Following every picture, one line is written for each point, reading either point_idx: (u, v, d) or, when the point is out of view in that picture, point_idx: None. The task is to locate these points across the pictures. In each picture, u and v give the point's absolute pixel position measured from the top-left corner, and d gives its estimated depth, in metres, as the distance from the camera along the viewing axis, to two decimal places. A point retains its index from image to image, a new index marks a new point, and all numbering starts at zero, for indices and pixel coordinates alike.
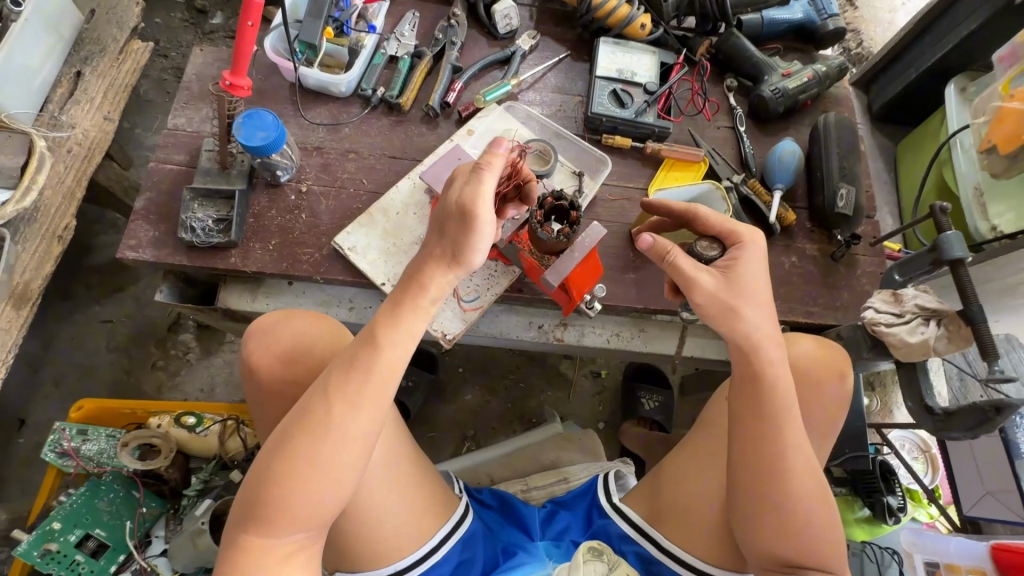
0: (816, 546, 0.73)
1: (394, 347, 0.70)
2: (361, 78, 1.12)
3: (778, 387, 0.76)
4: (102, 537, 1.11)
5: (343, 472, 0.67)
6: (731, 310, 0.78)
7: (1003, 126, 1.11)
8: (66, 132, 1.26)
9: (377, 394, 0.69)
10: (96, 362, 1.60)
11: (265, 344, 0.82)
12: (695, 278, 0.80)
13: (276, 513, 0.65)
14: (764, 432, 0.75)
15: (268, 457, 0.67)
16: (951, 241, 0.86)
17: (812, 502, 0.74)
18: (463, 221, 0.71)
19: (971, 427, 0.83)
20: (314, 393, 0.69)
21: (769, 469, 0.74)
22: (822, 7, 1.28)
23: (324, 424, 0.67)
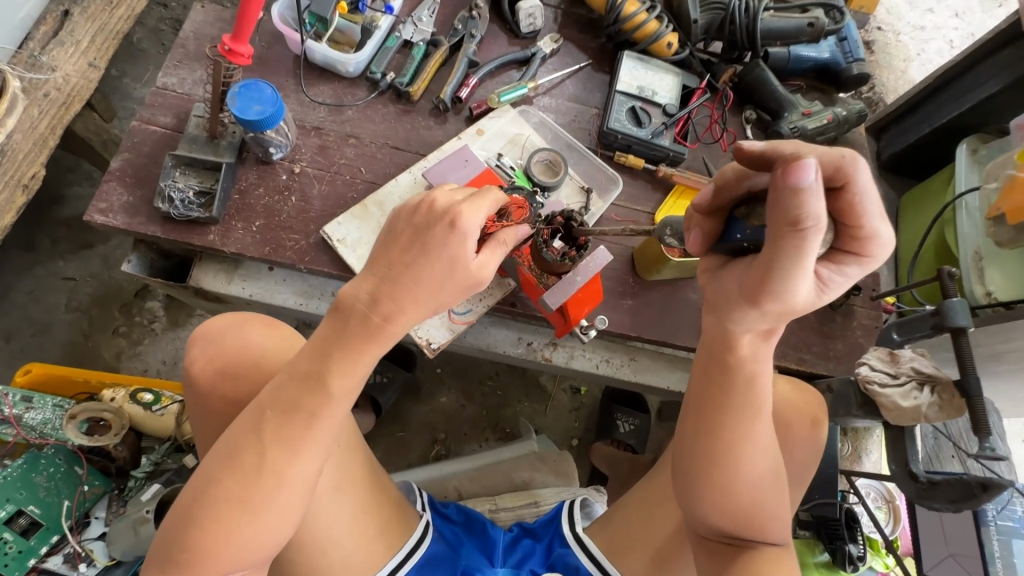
0: (757, 524, 0.70)
1: (342, 386, 0.64)
2: (371, 60, 1.06)
3: (754, 377, 0.68)
4: (36, 515, 1.03)
5: (280, 509, 0.63)
6: (799, 310, 0.60)
7: (1013, 196, 1.08)
8: (46, 75, 1.17)
9: (321, 434, 0.64)
10: (52, 320, 1.51)
11: (209, 356, 0.76)
12: (802, 279, 0.54)
13: (198, 555, 0.61)
14: (712, 404, 0.69)
15: (193, 498, 0.62)
16: (955, 308, 0.85)
17: (764, 486, 0.70)
18: (466, 287, 0.66)
19: (954, 500, 0.81)
20: (243, 429, 0.64)
21: (717, 456, 0.69)
22: (848, 50, 1.26)
23: (257, 462, 0.62)
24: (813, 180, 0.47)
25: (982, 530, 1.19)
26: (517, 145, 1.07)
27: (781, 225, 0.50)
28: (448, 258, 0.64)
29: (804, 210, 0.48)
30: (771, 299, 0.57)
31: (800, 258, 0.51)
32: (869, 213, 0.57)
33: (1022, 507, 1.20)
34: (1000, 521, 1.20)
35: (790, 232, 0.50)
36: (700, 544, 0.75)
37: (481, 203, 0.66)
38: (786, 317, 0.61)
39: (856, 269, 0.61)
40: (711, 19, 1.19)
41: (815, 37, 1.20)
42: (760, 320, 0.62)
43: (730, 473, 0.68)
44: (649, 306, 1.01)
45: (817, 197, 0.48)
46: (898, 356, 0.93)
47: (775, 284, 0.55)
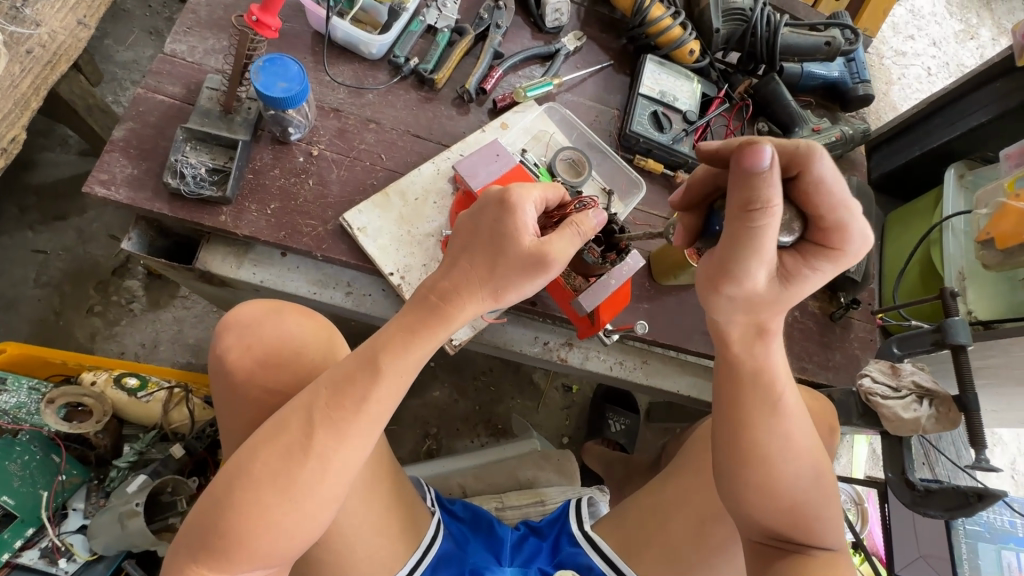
0: (804, 523, 0.70)
1: (394, 367, 0.66)
2: (395, 43, 1.02)
3: (773, 382, 0.71)
4: (9, 506, 0.95)
5: (322, 496, 0.63)
6: (758, 297, 0.65)
7: (1002, 222, 1.13)
8: (30, 30, 1.07)
9: (368, 418, 0.65)
10: (19, 295, 1.40)
11: (245, 343, 0.74)
12: (760, 261, 0.59)
13: (235, 542, 0.60)
14: (739, 409, 0.71)
15: (234, 482, 0.61)
16: (956, 326, 0.89)
17: (805, 489, 0.70)
18: (528, 265, 0.67)
19: (948, 508, 0.85)
20: (292, 408, 0.64)
21: (751, 458, 0.69)
22: (856, 70, 1.29)
23: (303, 444, 0.62)
24: (768, 165, 0.53)
25: (952, 534, 1.26)
26: (541, 142, 1.05)
27: (736, 208, 0.56)
28: (503, 235, 0.68)
29: (756, 194, 0.54)
30: (733, 284, 0.63)
31: (756, 239, 0.57)
32: (831, 205, 0.60)
33: (986, 512, 1.31)
34: (968, 525, 1.29)
35: (744, 213, 0.56)
36: (750, 546, 0.74)
37: (531, 187, 0.71)
38: (757, 307, 0.67)
39: (824, 264, 0.64)
40: (732, 29, 1.20)
41: (829, 56, 1.23)
42: (734, 310, 0.68)
43: (767, 474, 0.69)
44: (665, 311, 1.02)
45: (768, 181, 0.53)
46: (899, 370, 0.97)
47: (734, 267, 0.60)
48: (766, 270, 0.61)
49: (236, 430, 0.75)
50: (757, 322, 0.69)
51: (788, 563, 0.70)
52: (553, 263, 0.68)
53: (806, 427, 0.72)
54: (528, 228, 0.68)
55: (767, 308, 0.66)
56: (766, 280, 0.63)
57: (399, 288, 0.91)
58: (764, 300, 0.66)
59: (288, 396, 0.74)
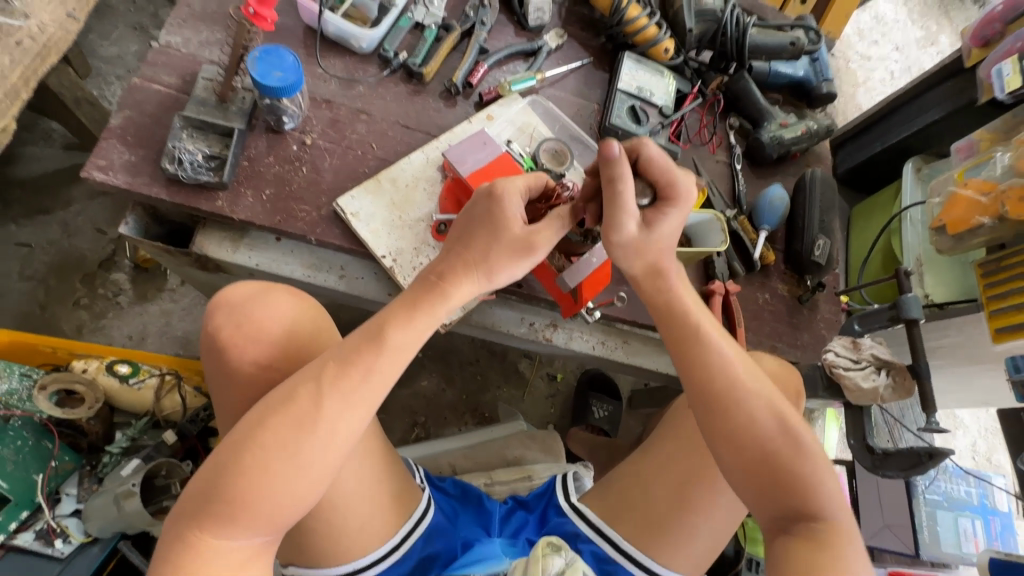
0: (791, 480, 0.72)
1: (397, 341, 0.70)
2: (384, 38, 1.06)
3: (706, 334, 0.77)
4: (3, 490, 0.97)
5: (325, 461, 0.66)
6: (638, 248, 0.77)
7: (953, 209, 1.21)
8: (20, 22, 1.09)
9: (371, 388, 0.69)
10: (3, 289, 1.39)
11: (233, 323, 0.78)
12: (627, 217, 0.75)
13: (239, 506, 0.63)
14: (709, 367, 0.75)
15: (243, 450, 0.64)
16: (910, 302, 0.97)
17: (780, 440, 0.73)
18: (517, 249, 0.74)
19: (904, 468, 0.92)
20: (300, 379, 0.68)
21: (709, 410, 0.75)
22: (820, 69, 1.38)
23: (309, 412, 0.66)
24: (618, 153, 0.71)
25: (913, 502, 1.35)
26: (526, 133, 1.10)
27: (605, 181, 0.74)
28: (493, 223, 0.74)
29: (616, 170, 0.72)
30: (613, 241, 0.77)
31: (619, 202, 0.74)
32: (665, 168, 0.77)
33: (945, 483, 1.39)
34: (928, 494, 1.37)
35: (611, 183, 0.73)
36: (765, 523, 0.74)
37: (515, 179, 0.77)
38: (641, 255, 0.78)
39: (677, 210, 0.78)
40: (704, 29, 1.27)
41: (794, 55, 1.31)
42: (627, 259, 0.79)
43: (729, 425, 0.74)
44: None
45: (619, 158, 0.71)
46: (859, 344, 1.04)
47: (613, 221, 0.75)
48: (637, 221, 0.76)
49: (227, 412, 0.78)
50: (648, 264, 0.79)
51: (789, 539, 0.70)
52: (538, 248, 0.75)
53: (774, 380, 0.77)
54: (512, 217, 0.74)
55: (648, 251, 0.78)
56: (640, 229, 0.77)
57: (392, 270, 0.94)
58: (644, 250, 0.78)
59: (279, 369, 0.77)
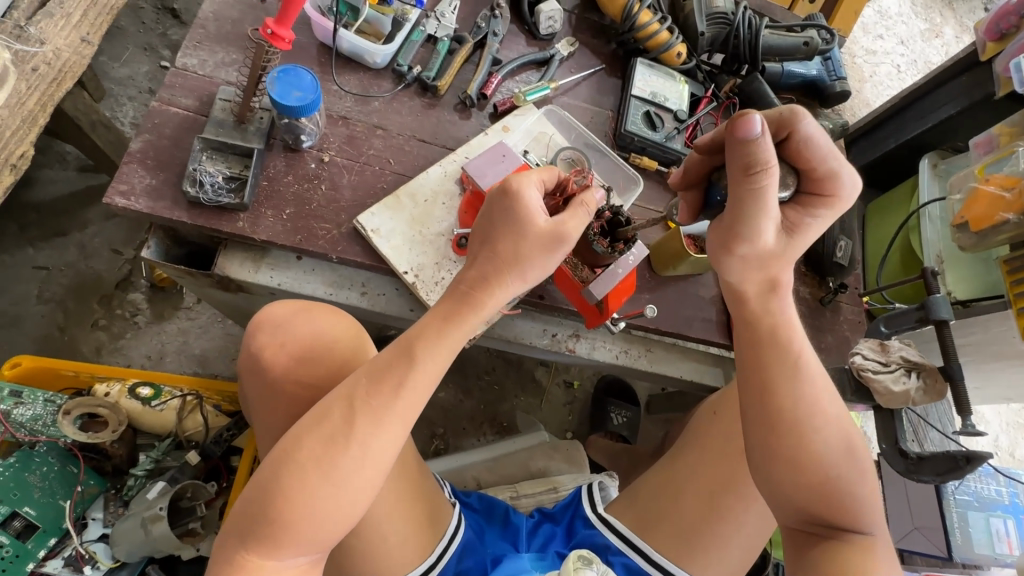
0: (838, 500, 0.72)
1: (428, 357, 0.69)
2: (398, 52, 1.06)
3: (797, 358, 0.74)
4: (31, 517, 0.97)
5: (364, 478, 0.65)
6: (772, 253, 0.73)
7: (975, 206, 1.20)
8: (36, 48, 1.10)
9: (405, 405, 0.68)
10: (22, 312, 1.40)
11: (279, 341, 0.77)
12: (767, 219, 0.69)
13: (281, 527, 0.62)
14: (773, 381, 0.74)
15: (283, 469, 0.64)
16: (939, 302, 0.96)
17: (837, 461, 0.73)
18: (549, 243, 0.73)
19: (940, 472, 0.91)
20: (334, 398, 0.67)
21: (779, 433, 0.73)
22: (833, 68, 1.37)
23: (344, 431, 0.65)
24: (758, 132, 0.63)
25: (943, 504, 1.32)
26: (541, 143, 1.09)
27: (739, 173, 0.66)
28: (516, 221, 0.72)
29: (756, 156, 0.64)
30: (745, 244, 0.72)
31: (759, 198, 0.67)
32: (821, 156, 0.72)
33: (975, 483, 1.36)
34: (958, 495, 1.35)
35: (747, 175, 0.66)
36: (789, 532, 0.77)
37: (529, 174, 0.76)
38: (768, 263, 0.74)
39: (825, 210, 0.75)
40: (716, 33, 1.26)
41: (808, 55, 1.30)
42: (744, 270, 0.75)
43: (787, 441, 0.73)
44: (665, 300, 1.08)
45: (764, 142, 0.63)
46: (887, 347, 1.03)
47: (749, 222, 0.69)
48: (773, 221, 0.70)
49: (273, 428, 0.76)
50: (768, 277, 0.75)
51: (823, 549, 0.73)
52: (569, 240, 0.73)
53: (835, 400, 0.75)
54: (535, 211, 0.73)
55: (776, 261, 0.74)
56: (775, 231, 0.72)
57: (414, 286, 0.94)
58: (776, 256, 0.74)
59: (321, 388, 0.75)
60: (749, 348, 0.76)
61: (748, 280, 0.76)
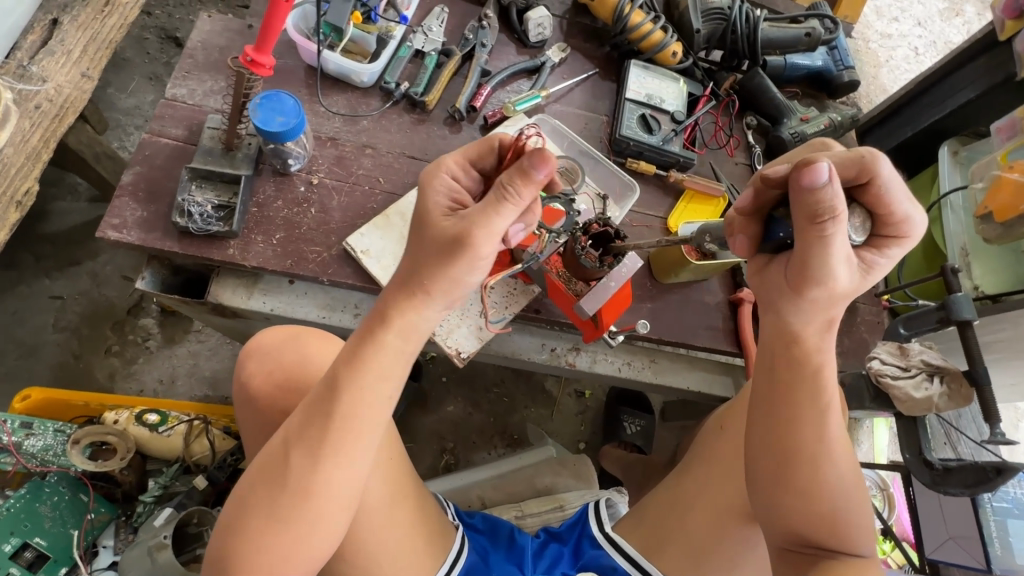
0: (834, 524, 0.68)
1: (357, 387, 0.64)
2: (385, 70, 1.06)
3: (823, 374, 0.69)
4: (42, 547, 0.98)
5: (311, 515, 0.64)
6: (845, 294, 0.65)
7: (998, 195, 1.13)
8: (37, 86, 1.13)
9: (343, 440, 0.64)
10: (40, 342, 1.43)
11: (266, 369, 0.76)
12: (839, 263, 0.61)
13: (240, 565, 0.64)
14: (792, 397, 0.69)
15: (239, 504, 0.65)
16: (960, 301, 0.90)
17: (844, 486, 0.69)
18: (444, 255, 0.62)
19: (970, 484, 0.85)
20: (276, 437, 0.66)
21: (794, 455, 0.69)
22: (839, 58, 1.31)
23: (283, 469, 0.64)
24: (826, 179, 0.55)
25: (980, 512, 1.24)
26: None
27: (804, 220, 0.59)
28: (418, 235, 0.66)
29: (824, 204, 0.56)
30: (817, 287, 0.64)
31: (827, 247, 0.60)
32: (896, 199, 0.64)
33: (1015, 488, 1.27)
34: (995, 503, 1.26)
35: (813, 224, 0.59)
36: (777, 553, 0.72)
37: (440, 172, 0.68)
38: (833, 304, 0.66)
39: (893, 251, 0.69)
40: (713, 28, 1.22)
41: (811, 46, 1.25)
42: (808, 311, 0.67)
43: (794, 458, 0.68)
44: (668, 308, 1.05)
45: (832, 190, 0.56)
46: (907, 350, 0.97)
47: (816, 267, 0.62)
48: (847, 264, 0.62)
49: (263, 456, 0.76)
50: (828, 316, 0.67)
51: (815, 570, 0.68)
52: (469, 246, 0.62)
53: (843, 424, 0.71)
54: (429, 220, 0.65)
55: (843, 300, 0.66)
56: (848, 274, 0.63)
57: None
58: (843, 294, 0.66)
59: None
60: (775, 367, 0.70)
61: (806, 321, 0.68)
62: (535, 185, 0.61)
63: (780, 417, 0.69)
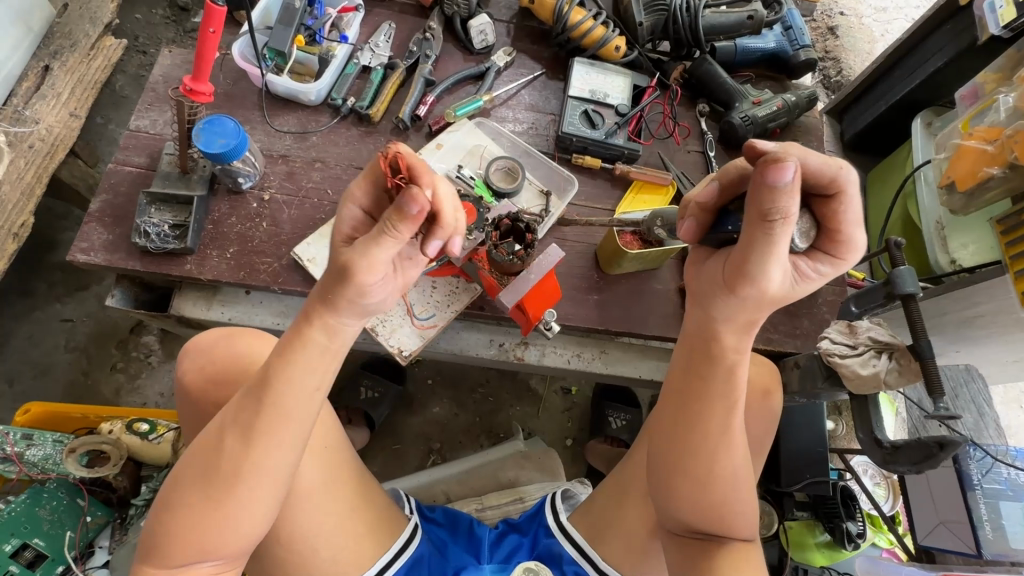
0: (722, 515, 0.71)
1: (289, 381, 0.65)
2: (332, 87, 1.12)
3: (736, 375, 0.70)
4: (41, 548, 1.06)
5: (248, 500, 0.65)
6: (773, 298, 0.64)
7: (959, 163, 1.13)
8: (29, 127, 1.24)
9: (283, 428, 0.66)
10: (53, 361, 1.56)
11: (199, 364, 0.82)
12: (775, 264, 0.60)
13: (174, 542, 0.65)
14: (694, 393, 0.70)
15: (173, 490, 0.67)
16: (902, 276, 0.85)
17: (738, 478, 0.71)
18: (339, 278, 0.61)
19: (916, 462, 0.82)
20: (214, 425, 0.67)
21: (695, 449, 0.70)
22: (795, 37, 1.29)
23: (220, 455, 0.65)
24: (789, 180, 0.53)
25: (969, 495, 1.18)
26: (476, 156, 1.12)
27: (754, 217, 0.57)
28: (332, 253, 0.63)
29: (778, 204, 0.55)
30: (748, 286, 0.62)
31: (771, 247, 0.58)
32: (850, 217, 0.63)
33: (1008, 469, 1.20)
34: (986, 485, 1.20)
35: (763, 222, 0.56)
36: (673, 536, 0.76)
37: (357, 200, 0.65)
38: (762, 306, 0.65)
39: (831, 268, 0.67)
40: (655, 20, 1.23)
41: (757, 29, 1.25)
42: (735, 308, 0.66)
43: (699, 452, 0.70)
44: (616, 299, 1.06)
45: (790, 194, 0.54)
46: (856, 327, 0.95)
47: (752, 268, 0.60)
48: (782, 269, 0.61)
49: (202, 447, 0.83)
50: (750, 317, 0.67)
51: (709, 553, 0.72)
52: (354, 272, 0.60)
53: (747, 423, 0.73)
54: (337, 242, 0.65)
55: (771, 305, 0.65)
56: (781, 279, 0.62)
57: None
58: (773, 299, 0.65)
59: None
60: (689, 365, 0.71)
61: (726, 320, 0.67)
62: (413, 222, 0.58)
63: (683, 405, 0.71)
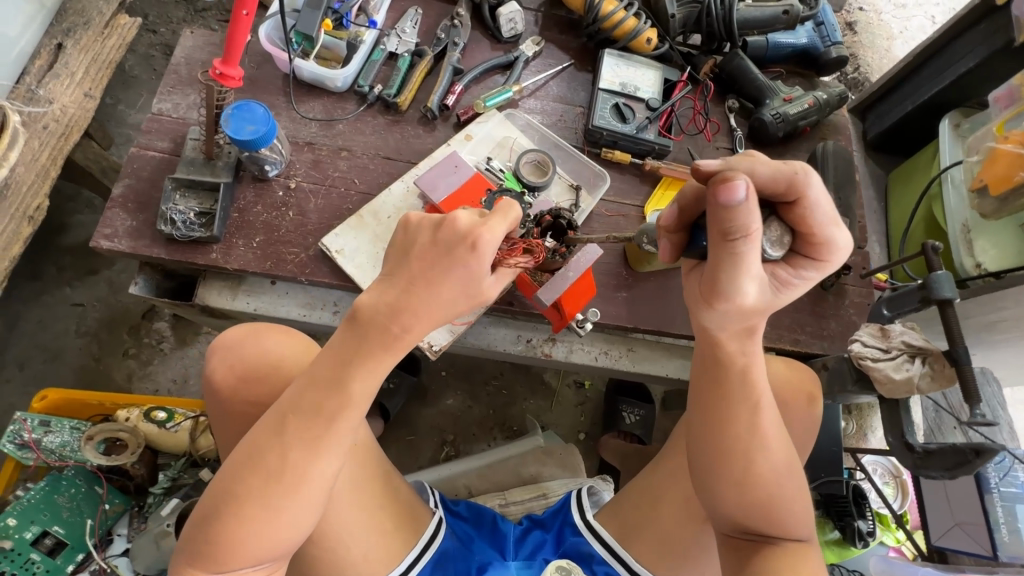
0: (764, 519, 0.71)
1: (361, 388, 0.65)
2: (358, 73, 1.09)
3: (752, 378, 0.70)
4: (60, 534, 1.07)
5: (301, 501, 0.64)
6: (756, 309, 0.64)
7: (993, 166, 1.13)
8: (43, 107, 1.21)
9: (340, 432, 0.65)
10: (63, 346, 1.54)
11: (227, 362, 0.80)
12: (749, 279, 0.60)
13: (223, 547, 0.63)
14: (732, 398, 0.70)
15: (220, 495, 0.64)
16: (940, 280, 0.84)
17: (777, 483, 0.71)
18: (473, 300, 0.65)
19: (949, 467, 0.83)
20: (262, 431, 0.65)
21: (735, 453, 0.70)
22: (826, 34, 1.27)
23: (278, 460, 0.63)
24: (742, 198, 0.54)
25: (986, 497, 1.19)
26: (505, 147, 1.10)
27: (717, 237, 0.57)
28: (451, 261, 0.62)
29: (736, 222, 0.55)
30: (725, 302, 0.63)
31: (739, 262, 0.58)
32: (822, 221, 0.63)
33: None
34: (1003, 488, 1.21)
35: (725, 241, 0.57)
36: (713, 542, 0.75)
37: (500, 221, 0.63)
38: (749, 316, 0.65)
39: (814, 273, 0.67)
40: (687, 12, 1.21)
41: (791, 24, 1.22)
42: (725, 319, 0.66)
43: (741, 457, 0.70)
44: (644, 297, 1.05)
45: (746, 211, 0.54)
46: (888, 331, 0.95)
47: (724, 286, 0.61)
48: (756, 282, 0.61)
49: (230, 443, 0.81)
50: (744, 324, 0.67)
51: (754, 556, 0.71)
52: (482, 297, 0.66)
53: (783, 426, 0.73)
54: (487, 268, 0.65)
55: (759, 313, 0.65)
56: (758, 291, 0.62)
57: None
58: (757, 309, 0.65)
59: (266, 404, 0.79)
60: (726, 370, 0.70)
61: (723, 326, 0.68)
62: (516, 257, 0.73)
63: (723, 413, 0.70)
